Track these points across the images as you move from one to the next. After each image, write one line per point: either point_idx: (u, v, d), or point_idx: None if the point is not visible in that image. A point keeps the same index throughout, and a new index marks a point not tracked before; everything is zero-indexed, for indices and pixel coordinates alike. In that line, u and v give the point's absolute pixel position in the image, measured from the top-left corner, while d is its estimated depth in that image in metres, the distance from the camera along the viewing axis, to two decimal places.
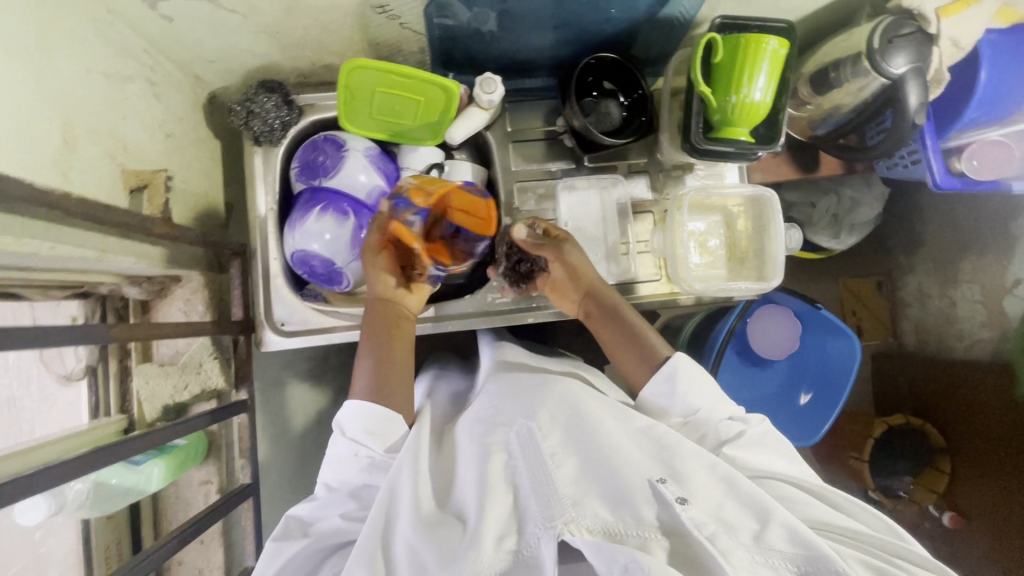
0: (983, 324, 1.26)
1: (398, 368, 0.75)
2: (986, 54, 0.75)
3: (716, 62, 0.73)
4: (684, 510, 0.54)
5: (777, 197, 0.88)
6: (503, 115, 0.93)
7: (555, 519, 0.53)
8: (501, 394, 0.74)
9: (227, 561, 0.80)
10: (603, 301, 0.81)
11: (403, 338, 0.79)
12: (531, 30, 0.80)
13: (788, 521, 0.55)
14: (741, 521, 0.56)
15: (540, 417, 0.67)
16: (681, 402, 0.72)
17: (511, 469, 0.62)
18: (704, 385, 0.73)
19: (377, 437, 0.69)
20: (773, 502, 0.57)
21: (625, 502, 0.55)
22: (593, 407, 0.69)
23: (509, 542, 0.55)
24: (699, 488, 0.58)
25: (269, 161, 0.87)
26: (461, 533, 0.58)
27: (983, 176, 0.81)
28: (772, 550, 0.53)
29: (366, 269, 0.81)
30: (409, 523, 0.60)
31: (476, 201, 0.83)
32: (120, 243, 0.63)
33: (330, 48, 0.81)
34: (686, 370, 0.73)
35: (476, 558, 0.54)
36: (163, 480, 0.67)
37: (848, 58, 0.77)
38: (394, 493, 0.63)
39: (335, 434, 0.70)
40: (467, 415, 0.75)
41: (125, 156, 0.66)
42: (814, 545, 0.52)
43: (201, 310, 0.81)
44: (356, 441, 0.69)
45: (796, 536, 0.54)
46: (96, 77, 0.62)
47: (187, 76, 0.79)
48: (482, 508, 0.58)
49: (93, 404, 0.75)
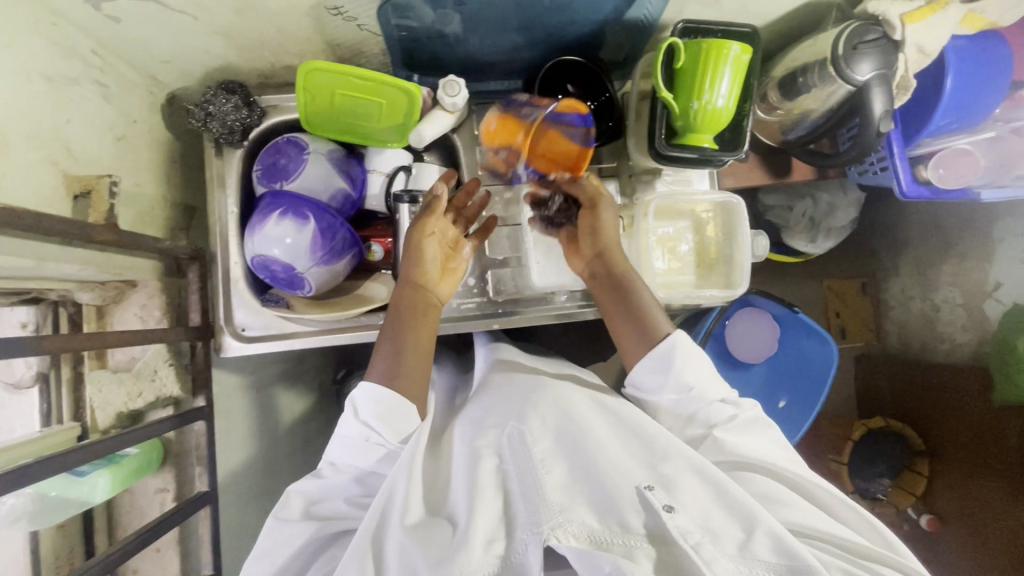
0: (963, 328, 1.24)
1: (418, 359, 0.73)
2: (952, 60, 0.74)
3: (679, 67, 0.72)
4: (670, 518, 0.55)
5: (744, 203, 0.87)
6: (470, 118, 0.92)
7: (542, 525, 0.55)
8: (497, 395, 0.74)
9: (183, 569, 0.79)
10: (612, 267, 0.80)
11: (429, 327, 0.76)
12: (495, 33, 0.79)
13: (773, 528, 0.55)
14: (726, 528, 0.56)
15: (532, 419, 0.66)
16: (675, 380, 0.71)
17: (503, 475, 0.62)
18: (701, 365, 0.72)
19: (389, 425, 0.67)
20: (759, 509, 0.57)
21: (612, 509, 0.56)
22: (586, 409, 0.69)
23: (498, 547, 0.56)
24: (687, 494, 0.58)
25: (230, 163, 0.86)
26: (451, 536, 0.58)
27: (949, 183, 0.80)
28: (755, 559, 0.54)
29: (409, 247, 0.77)
30: (399, 525, 0.59)
31: (571, 148, 0.86)
32: (62, 251, 0.61)
33: (290, 49, 0.80)
34: (682, 349, 0.72)
35: (464, 559, 0.54)
36: (110, 491, 0.66)
37: (815, 64, 0.76)
38: (390, 491, 0.63)
39: (347, 414, 0.68)
40: (462, 415, 0.75)
41: (68, 161, 0.64)
42: (798, 555, 0.53)
43: (157, 316, 0.79)
44: (368, 426, 0.67)
45: (782, 544, 0.54)
46: (36, 80, 0.60)
47: (142, 77, 0.77)
48: (472, 513, 0.58)
49: (45, 411, 0.73)
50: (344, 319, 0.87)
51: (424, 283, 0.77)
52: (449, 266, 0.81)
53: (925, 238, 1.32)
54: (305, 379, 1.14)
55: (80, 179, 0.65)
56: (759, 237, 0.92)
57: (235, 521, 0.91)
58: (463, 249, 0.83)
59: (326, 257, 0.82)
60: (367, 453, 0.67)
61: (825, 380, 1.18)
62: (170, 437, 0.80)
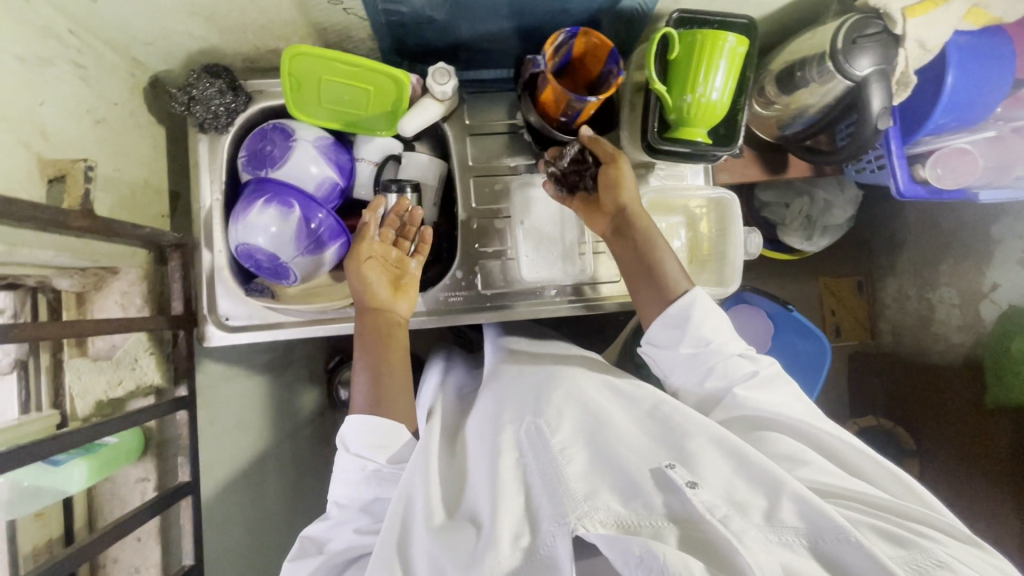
0: (958, 328, 1.22)
1: (395, 379, 0.73)
2: (953, 57, 0.72)
3: (673, 58, 0.70)
4: (695, 494, 0.54)
5: (738, 200, 0.85)
6: (461, 107, 0.90)
7: (568, 515, 0.53)
8: (510, 388, 0.74)
9: (165, 559, 0.78)
10: (633, 224, 0.77)
11: (397, 346, 0.76)
12: (486, 20, 0.77)
13: (798, 492, 0.54)
14: (751, 499, 0.55)
15: (548, 412, 0.66)
16: (694, 337, 0.71)
17: (522, 467, 0.61)
18: (720, 322, 0.72)
19: (382, 448, 0.67)
20: (783, 475, 0.56)
21: (636, 495, 0.55)
22: (601, 399, 0.70)
23: (524, 541, 0.55)
24: (709, 471, 0.57)
25: (215, 149, 0.84)
26: (476, 535, 0.57)
27: (945, 183, 0.79)
28: (784, 527, 0.52)
29: (352, 279, 0.78)
30: (425, 530, 0.59)
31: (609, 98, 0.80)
32: (37, 236, 0.60)
33: (274, 32, 0.77)
34: (701, 306, 0.71)
35: (493, 558, 0.53)
36: (85, 481, 0.65)
37: (814, 58, 0.74)
38: (409, 499, 0.63)
39: (340, 450, 0.68)
40: (477, 411, 0.75)
41: (43, 143, 0.62)
42: (828, 517, 0.51)
43: (138, 304, 0.78)
44: (360, 457, 0.66)
45: (811, 509, 0.53)
46: (8, 60, 0.58)
47: (122, 59, 0.75)
48: (496, 506, 0.57)
49: (23, 399, 0.73)
50: (329, 310, 0.86)
51: (379, 305, 0.77)
52: (403, 283, 0.80)
53: (921, 236, 1.30)
54: (293, 369, 1.13)
55: (54, 163, 0.63)
56: (752, 235, 0.90)
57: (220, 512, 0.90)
58: (411, 262, 0.82)
59: (312, 247, 0.81)
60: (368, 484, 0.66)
61: (818, 379, 1.16)
62: (151, 426, 0.79)
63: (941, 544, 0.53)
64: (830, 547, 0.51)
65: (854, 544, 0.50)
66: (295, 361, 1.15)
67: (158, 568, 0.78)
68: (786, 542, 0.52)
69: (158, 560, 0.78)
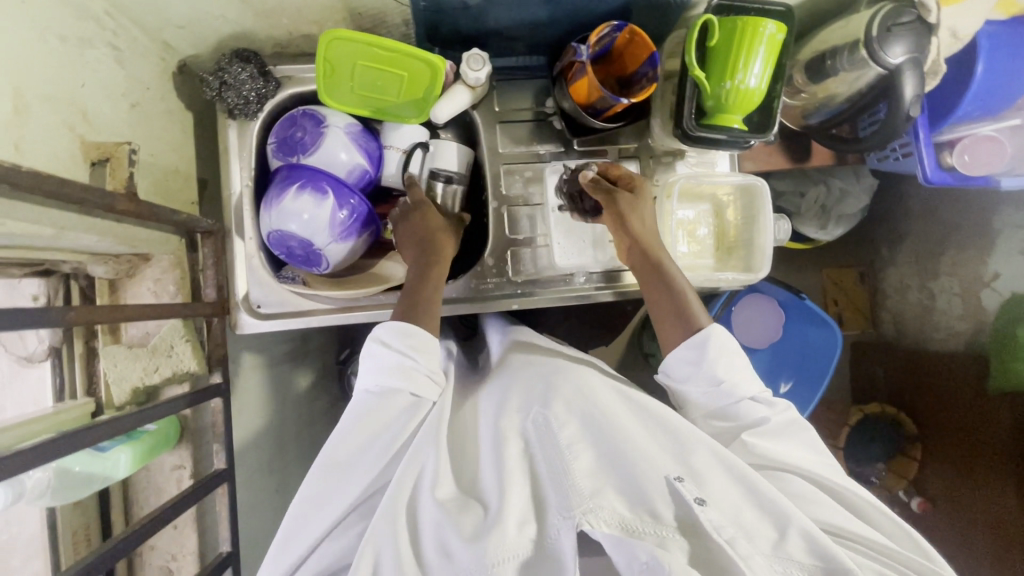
0: (959, 317, 1.24)
1: (430, 303, 0.72)
2: (983, 46, 0.75)
3: (712, 45, 0.71)
4: (703, 511, 0.54)
5: (767, 186, 0.86)
6: (491, 94, 0.90)
7: (573, 510, 0.54)
8: (518, 376, 0.73)
9: (201, 546, 0.78)
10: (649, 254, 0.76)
11: (440, 271, 0.76)
12: (521, 7, 0.77)
13: (807, 528, 0.55)
14: (761, 528, 0.56)
15: (555, 406, 0.64)
16: (707, 374, 0.70)
17: (530, 456, 0.62)
18: (734, 363, 0.71)
19: (421, 351, 0.68)
20: (793, 507, 0.56)
21: (641, 499, 0.55)
22: (605, 391, 0.68)
23: (530, 529, 0.56)
24: (718, 489, 0.57)
25: (244, 136, 0.83)
26: (483, 515, 0.58)
27: (972, 170, 0.82)
28: (790, 559, 0.54)
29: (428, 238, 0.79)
30: (432, 500, 0.59)
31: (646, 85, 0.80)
32: (83, 220, 0.60)
33: (309, 17, 0.78)
34: (718, 343, 0.71)
35: (497, 537, 0.54)
36: (132, 467, 0.66)
37: (845, 46, 0.75)
38: (421, 465, 0.63)
39: (375, 345, 0.68)
40: (484, 396, 0.75)
41: (85, 127, 0.62)
42: (832, 555, 0.53)
43: (172, 291, 0.77)
44: (400, 355, 0.67)
45: (817, 543, 0.54)
46: (51, 40, 0.57)
47: (154, 42, 0.74)
48: (504, 492, 0.58)
49: (58, 386, 0.72)
50: (361, 297, 0.86)
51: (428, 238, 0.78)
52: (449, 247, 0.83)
53: (926, 227, 1.31)
54: (311, 359, 1.13)
55: (97, 146, 0.63)
56: (781, 221, 0.92)
57: (248, 500, 0.90)
58: None
59: (346, 233, 0.80)
60: (398, 378, 0.66)
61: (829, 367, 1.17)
62: (187, 414, 0.78)
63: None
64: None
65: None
66: (311, 351, 1.14)
67: (195, 555, 0.78)
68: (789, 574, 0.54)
69: (194, 547, 0.78)
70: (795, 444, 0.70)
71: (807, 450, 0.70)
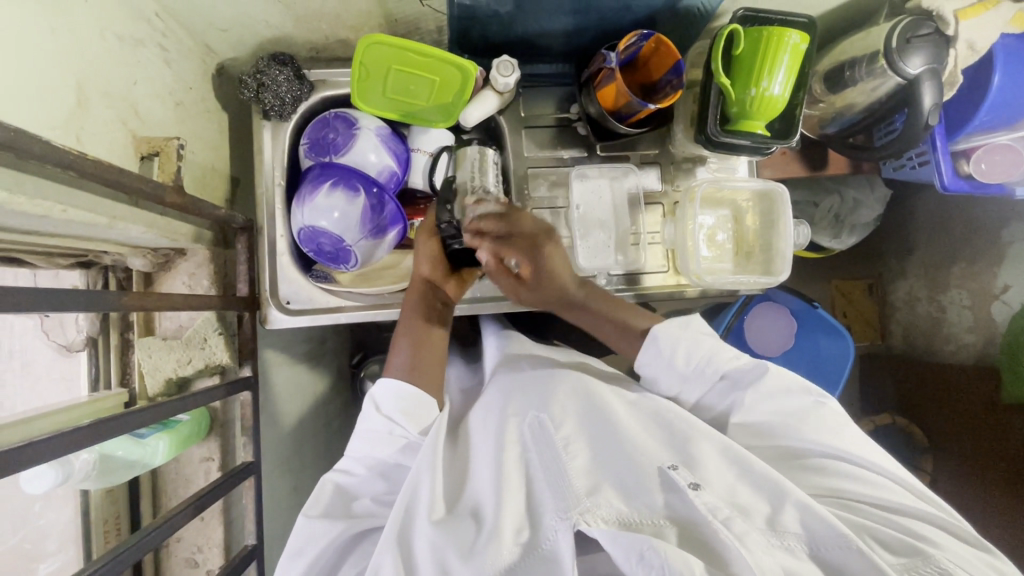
0: (969, 329, 1.24)
1: (433, 351, 0.75)
2: (1000, 58, 0.79)
3: (738, 53, 0.73)
4: (697, 495, 0.53)
5: (788, 192, 0.88)
6: (517, 100, 0.92)
7: (569, 510, 0.53)
8: (517, 383, 0.73)
9: (227, 538, 0.79)
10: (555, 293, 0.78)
11: (439, 323, 0.78)
12: (551, 16, 0.79)
13: (802, 499, 0.53)
14: (754, 505, 0.55)
15: (553, 408, 0.66)
16: (671, 367, 0.73)
17: (526, 462, 0.61)
18: (695, 347, 0.72)
19: (412, 417, 0.67)
20: (787, 482, 0.55)
21: (638, 493, 0.55)
22: (609, 396, 0.70)
23: (524, 536, 0.55)
24: (713, 473, 0.57)
25: (277, 136, 0.85)
26: (476, 531, 0.57)
27: (989, 178, 0.86)
28: (786, 532, 0.52)
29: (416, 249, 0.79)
30: (427, 520, 0.58)
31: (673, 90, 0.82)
32: (131, 211, 0.62)
33: (347, 22, 0.81)
34: (667, 337, 0.73)
35: (494, 549, 0.53)
36: (167, 455, 0.69)
37: (865, 57, 0.78)
38: (415, 492, 0.60)
39: (369, 409, 0.67)
40: (480, 406, 0.74)
41: (136, 122, 0.64)
42: (831, 524, 0.51)
43: (206, 285, 0.78)
44: (391, 419, 0.67)
45: (814, 516, 0.52)
46: (109, 38, 0.60)
47: (198, 44, 0.77)
48: (499, 498, 0.57)
49: (93, 376, 0.74)
50: (387, 294, 0.89)
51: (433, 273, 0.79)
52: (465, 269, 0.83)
53: (934, 236, 1.32)
54: (327, 359, 1.14)
55: (147, 141, 0.66)
56: (801, 226, 0.94)
57: (269, 497, 0.91)
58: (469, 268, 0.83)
59: (374, 231, 0.82)
60: (390, 448, 0.66)
61: (842, 376, 1.16)
62: (216, 406, 0.80)
63: (940, 548, 0.52)
64: (830, 553, 0.51)
65: (853, 550, 0.50)
66: (328, 352, 1.15)
67: (221, 548, 0.79)
68: (788, 547, 0.51)
69: (220, 539, 0.79)
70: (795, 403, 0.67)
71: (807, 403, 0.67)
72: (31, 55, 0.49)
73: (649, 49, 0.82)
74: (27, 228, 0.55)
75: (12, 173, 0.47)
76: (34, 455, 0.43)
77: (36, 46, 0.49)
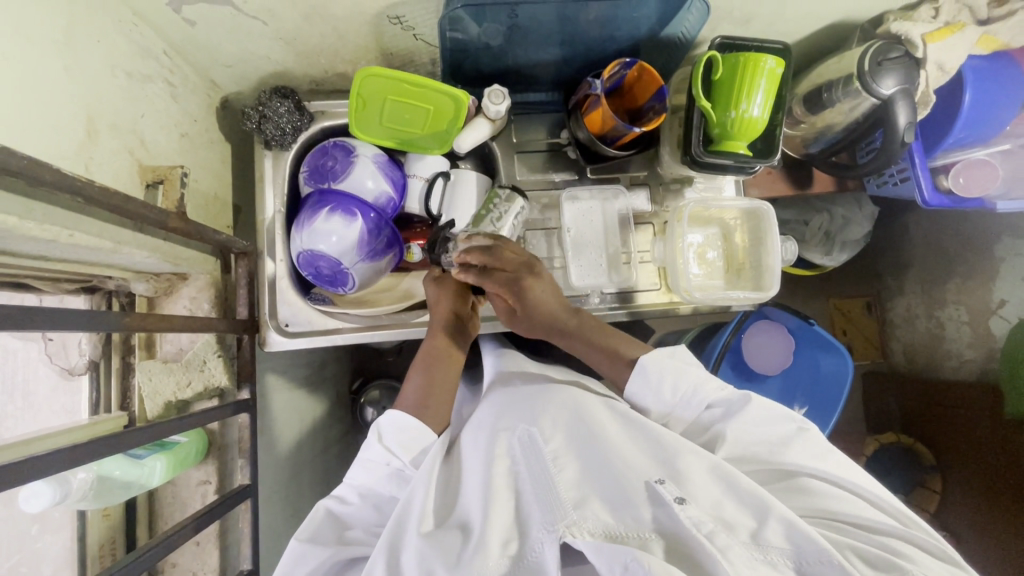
0: (969, 344, 1.23)
1: (445, 387, 0.76)
2: (969, 79, 0.82)
3: (717, 78, 0.77)
4: (682, 509, 0.53)
5: (774, 210, 0.90)
6: (509, 127, 0.96)
7: (556, 523, 0.53)
8: (508, 400, 0.75)
9: (223, 563, 0.79)
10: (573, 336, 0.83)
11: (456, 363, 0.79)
12: (539, 46, 0.83)
13: (786, 514, 0.53)
14: (739, 518, 0.55)
15: (542, 423, 0.67)
16: (656, 394, 0.73)
17: (515, 476, 0.62)
18: (680, 377, 0.72)
19: (410, 451, 0.67)
20: (771, 495, 0.56)
21: (625, 505, 0.55)
22: (599, 411, 0.70)
23: (512, 548, 0.55)
24: (696, 485, 0.57)
25: (278, 165, 0.88)
26: (463, 543, 0.57)
27: (968, 192, 0.89)
28: (770, 545, 0.52)
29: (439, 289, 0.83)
30: (415, 534, 0.57)
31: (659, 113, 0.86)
32: (136, 236, 0.64)
33: (345, 56, 0.85)
34: (656, 362, 0.73)
35: (481, 564, 0.53)
36: (165, 475, 0.70)
37: (840, 80, 0.82)
38: (407, 508, 0.61)
39: (372, 438, 0.67)
40: (471, 423, 0.75)
41: (142, 152, 0.68)
42: (814, 537, 0.51)
43: (207, 308, 0.80)
44: (391, 451, 0.67)
45: (796, 529, 0.52)
46: (119, 75, 0.64)
47: (203, 79, 0.81)
48: (487, 509, 0.58)
49: (94, 399, 0.75)
50: (384, 315, 0.90)
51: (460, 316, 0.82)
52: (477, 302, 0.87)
53: (926, 254, 1.33)
54: (326, 383, 1.15)
55: (152, 169, 0.69)
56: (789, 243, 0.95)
57: (267, 523, 0.90)
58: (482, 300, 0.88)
59: (371, 254, 0.85)
60: (386, 480, 0.67)
61: (841, 396, 1.14)
62: (214, 429, 0.81)
63: (918, 564, 0.52)
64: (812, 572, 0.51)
65: (837, 567, 0.50)
66: (328, 376, 1.17)
67: (217, 572, 0.78)
68: (772, 560, 0.51)
69: (216, 564, 0.79)
70: (776, 430, 0.67)
71: (793, 430, 0.67)
72: (44, 91, 0.52)
73: (642, 74, 0.85)
74: (38, 253, 0.58)
75: (20, 199, 0.50)
76: (29, 471, 0.44)
77: (48, 82, 0.53)
